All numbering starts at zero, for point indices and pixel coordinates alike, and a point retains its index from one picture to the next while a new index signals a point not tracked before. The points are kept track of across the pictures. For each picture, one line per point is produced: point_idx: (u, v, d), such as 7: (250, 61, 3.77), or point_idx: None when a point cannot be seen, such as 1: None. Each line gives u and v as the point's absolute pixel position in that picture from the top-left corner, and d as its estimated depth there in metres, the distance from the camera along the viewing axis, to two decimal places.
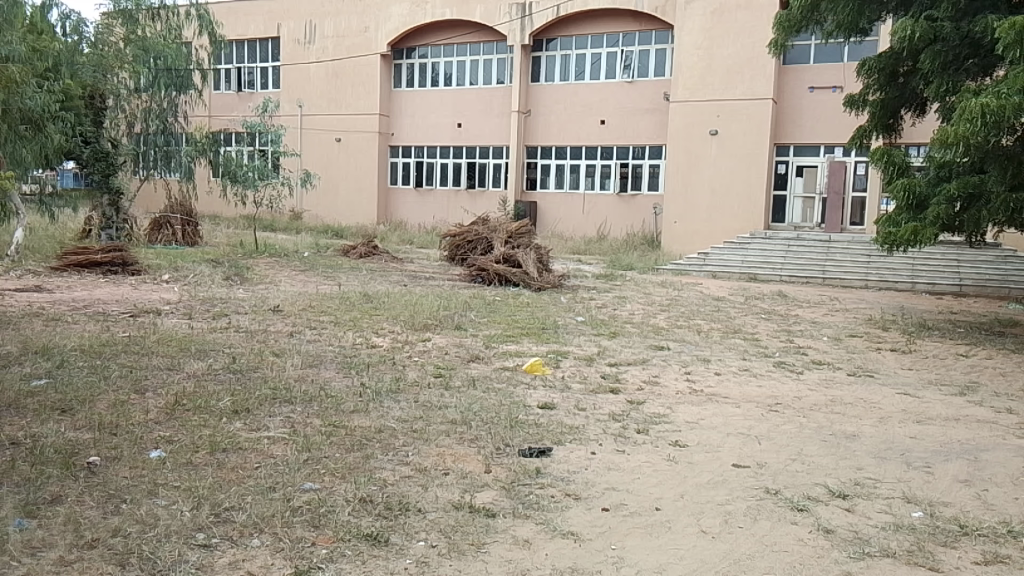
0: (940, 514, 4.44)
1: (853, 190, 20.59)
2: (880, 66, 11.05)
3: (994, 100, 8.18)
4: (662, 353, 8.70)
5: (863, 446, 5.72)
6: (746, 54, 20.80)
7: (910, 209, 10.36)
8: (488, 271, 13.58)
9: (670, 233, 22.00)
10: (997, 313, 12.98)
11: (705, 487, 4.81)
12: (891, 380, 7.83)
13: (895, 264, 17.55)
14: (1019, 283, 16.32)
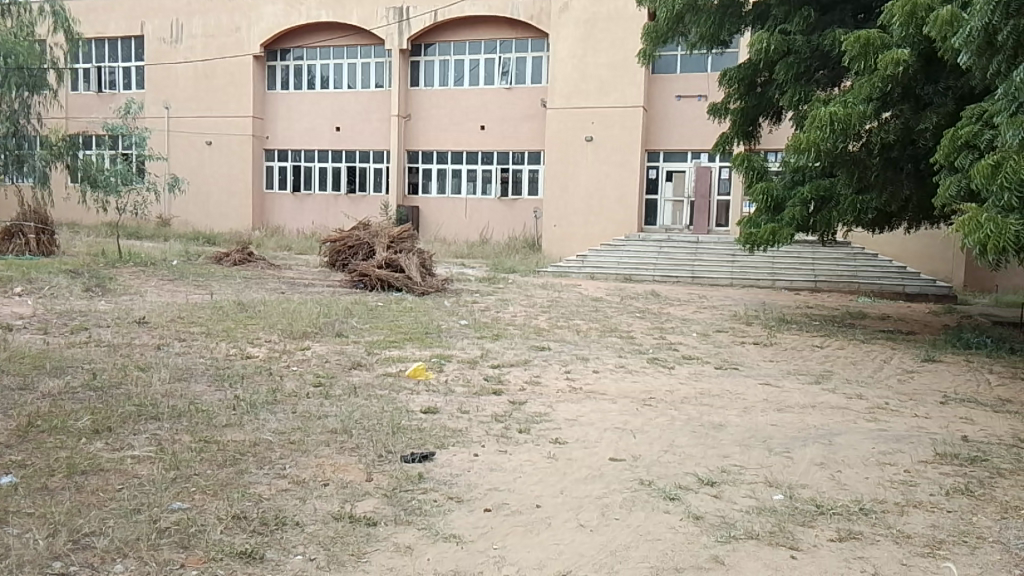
0: (797, 496, 4.75)
1: (718, 194, 21.77)
2: (739, 76, 11.74)
3: (841, 109, 8.85)
4: (543, 353, 8.86)
5: (729, 435, 6.04)
6: (618, 62, 21.52)
7: (768, 211, 11.04)
8: (369, 277, 13.39)
9: (550, 236, 22.43)
10: (848, 307, 14.02)
11: (583, 482, 4.94)
12: (754, 372, 8.31)
13: (757, 263, 18.62)
14: (867, 278, 17.64)
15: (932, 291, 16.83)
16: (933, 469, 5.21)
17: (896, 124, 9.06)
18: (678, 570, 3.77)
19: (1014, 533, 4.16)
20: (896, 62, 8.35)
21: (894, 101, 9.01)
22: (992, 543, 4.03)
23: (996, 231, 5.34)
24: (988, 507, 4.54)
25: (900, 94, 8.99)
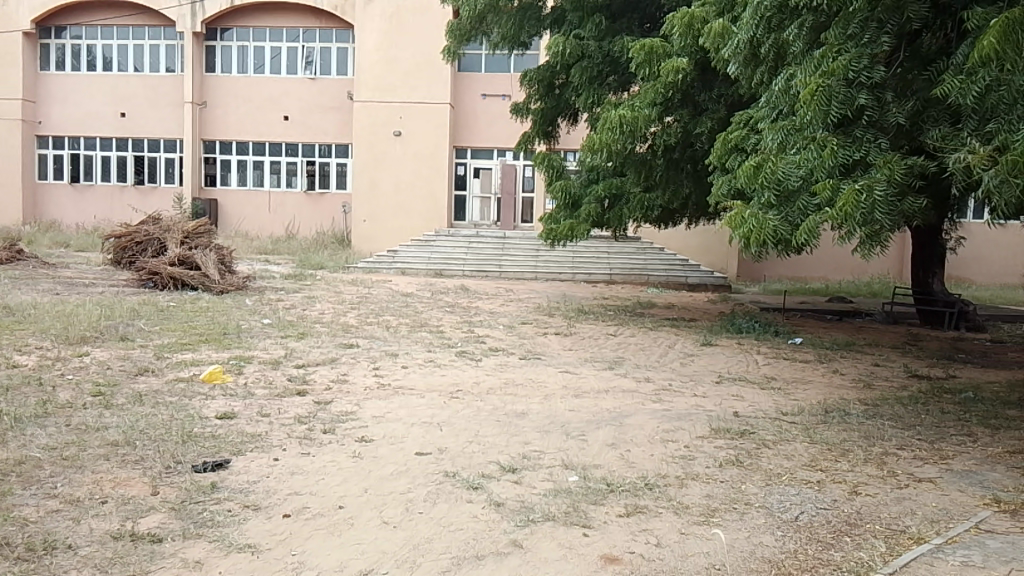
0: (590, 476, 5.03)
1: (523, 190, 22.53)
2: (539, 77, 12.22)
3: (629, 112, 9.45)
4: (351, 350, 8.70)
5: (530, 422, 6.27)
6: (424, 58, 21.54)
7: (567, 208, 11.69)
8: (160, 275, 12.48)
9: (358, 231, 22.05)
10: (641, 297, 15.04)
11: (387, 479, 4.91)
12: (554, 360, 8.69)
13: (560, 257, 19.46)
14: (655, 271, 18.99)
15: (712, 282, 18.43)
16: (709, 444, 5.72)
17: (678, 126, 9.80)
18: (479, 557, 3.86)
19: (775, 497, 4.65)
20: (676, 70, 9.04)
21: (674, 107, 9.79)
22: (758, 508, 4.48)
23: (755, 226, 5.62)
24: (754, 475, 5.05)
25: (679, 101, 9.76)
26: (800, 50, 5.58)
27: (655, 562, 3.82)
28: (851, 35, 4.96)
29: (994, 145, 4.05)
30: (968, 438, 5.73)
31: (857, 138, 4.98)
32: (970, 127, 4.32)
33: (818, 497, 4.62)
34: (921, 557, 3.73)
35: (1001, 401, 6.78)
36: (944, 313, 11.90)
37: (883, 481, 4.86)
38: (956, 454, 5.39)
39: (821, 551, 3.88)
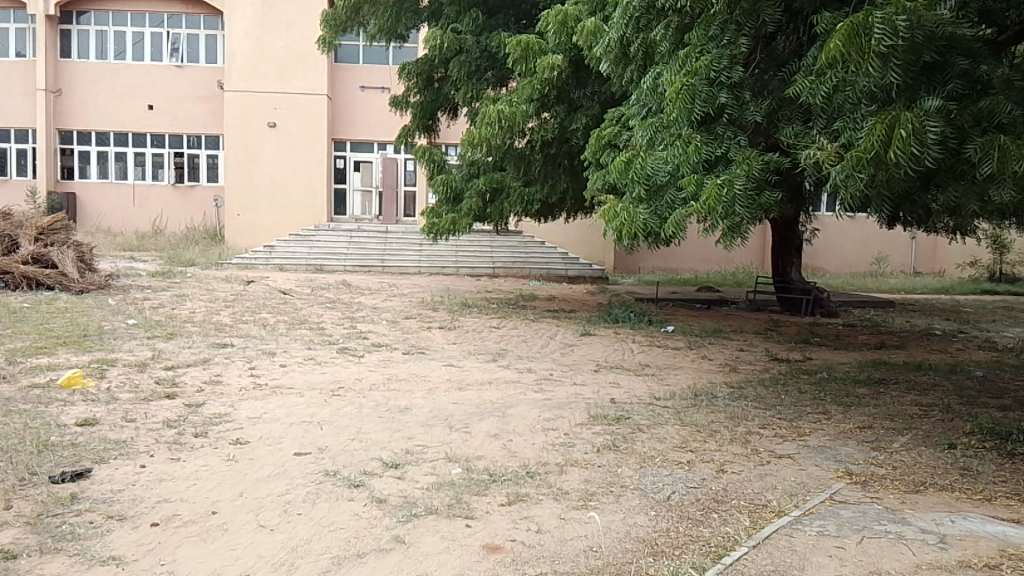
0: (474, 468, 5.08)
1: (405, 184, 22.39)
2: (418, 71, 12.17)
3: (506, 108, 9.58)
4: (225, 350, 8.38)
5: (414, 417, 6.25)
6: (298, 48, 20.94)
7: (449, 202, 11.77)
8: (11, 274, 11.56)
9: (232, 226, 21.19)
10: (522, 290, 15.25)
11: (264, 481, 4.77)
12: (437, 354, 8.69)
13: (442, 252, 19.48)
14: (537, 264, 19.30)
15: (590, 274, 18.92)
16: (587, 430, 5.89)
17: (555, 123, 10.12)
18: (360, 555, 3.82)
19: (649, 478, 4.84)
20: (551, 67, 9.18)
21: (551, 103, 9.99)
22: (633, 490, 4.66)
23: (627, 220, 5.83)
24: (630, 458, 5.24)
25: (556, 97, 9.97)
26: (667, 49, 5.82)
27: (535, 547, 3.90)
28: (712, 37, 5.22)
29: (839, 142, 4.32)
30: (823, 416, 6.17)
31: (719, 135, 5.24)
32: (819, 125, 4.60)
33: (689, 477, 4.85)
34: (782, 529, 3.98)
35: (851, 380, 7.35)
36: (802, 300, 12.77)
37: (747, 459, 5.16)
38: (812, 430, 5.79)
39: (691, 529, 4.07)
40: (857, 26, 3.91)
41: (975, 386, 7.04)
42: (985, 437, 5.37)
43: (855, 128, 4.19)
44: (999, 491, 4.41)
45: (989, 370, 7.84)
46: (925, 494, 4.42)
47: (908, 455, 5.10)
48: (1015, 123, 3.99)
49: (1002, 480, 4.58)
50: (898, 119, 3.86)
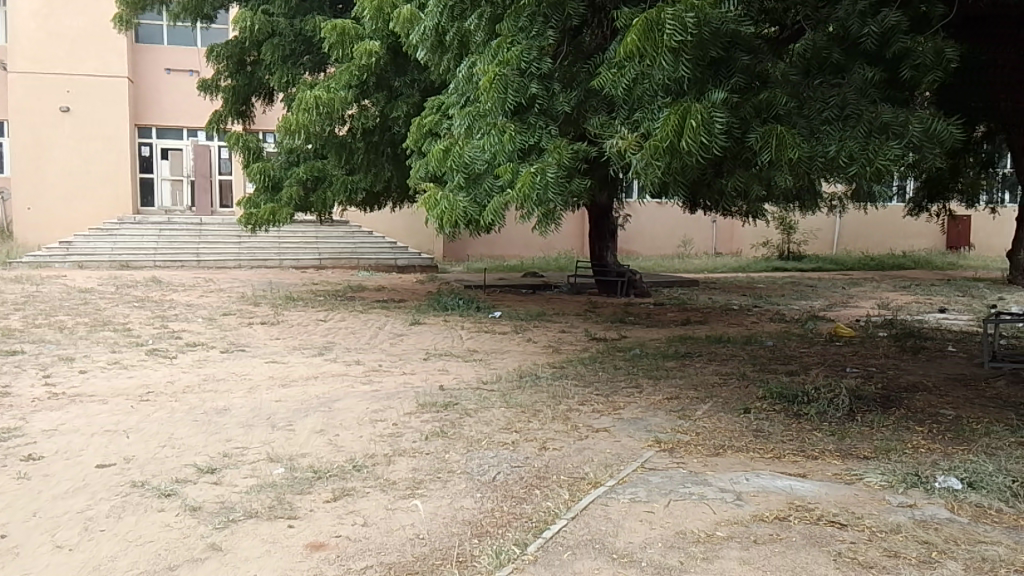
0: (297, 466, 4.93)
1: (220, 173, 21.31)
2: (228, 53, 11.57)
3: (324, 94, 9.35)
4: (14, 358, 7.58)
5: (233, 418, 5.96)
6: (93, 25, 19.20)
7: (267, 190, 11.28)
8: None
9: (22, 221, 19.18)
10: (349, 281, 14.94)
11: (61, 499, 4.37)
12: (259, 351, 8.34)
13: (263, 244, 18.70)
14: (364, 254, 18.99)
15: (419, 263, 18.88)
16: (415, 419, 5.89)
17: (376, 110, 10.01)
18: (172, 568, 3.60)
19: (475, 461, 4.93)
20: (369, 53, 9.15)
21: (370, 90, 9.91)
22: (459, 474, 4.73)
23: (447, 208, 5.78)
24: (457, 443, 5.31)
25: (376, 84, 9.92)
26: (481, 39, 5.90)
27: (360, 541, 3.85)
28: (521, 28, 5.37)
29: (639, 132, 4.54)
30: (636, 389, 6.56)
31: (532, 125, 5.38)
32: (623, 115, 4.84)
33: (513, 456, 4.99)
34: (598, 499, 4.18)
35: (661, 355, 7.86)
36: (617, 282, 13.47)
37: (567, 435, 5.38)
38: (626, 403, 6.15)
39: (514, 507, 4.18)
40: (650, 23, 4.15)
41: (766, 354, 7.77)
42: (774, 399, 5.94)
43: (653, 118, 4.43)
44: (785, 448, 4.88)
45: (778, 339, 8.67)
46: (724, 456, 4.81)
47: (709, 421, 5.54)
48: (788, 114, 4.38)
49: (788, 438, 5.07)
50: (688, 111, 4.14)
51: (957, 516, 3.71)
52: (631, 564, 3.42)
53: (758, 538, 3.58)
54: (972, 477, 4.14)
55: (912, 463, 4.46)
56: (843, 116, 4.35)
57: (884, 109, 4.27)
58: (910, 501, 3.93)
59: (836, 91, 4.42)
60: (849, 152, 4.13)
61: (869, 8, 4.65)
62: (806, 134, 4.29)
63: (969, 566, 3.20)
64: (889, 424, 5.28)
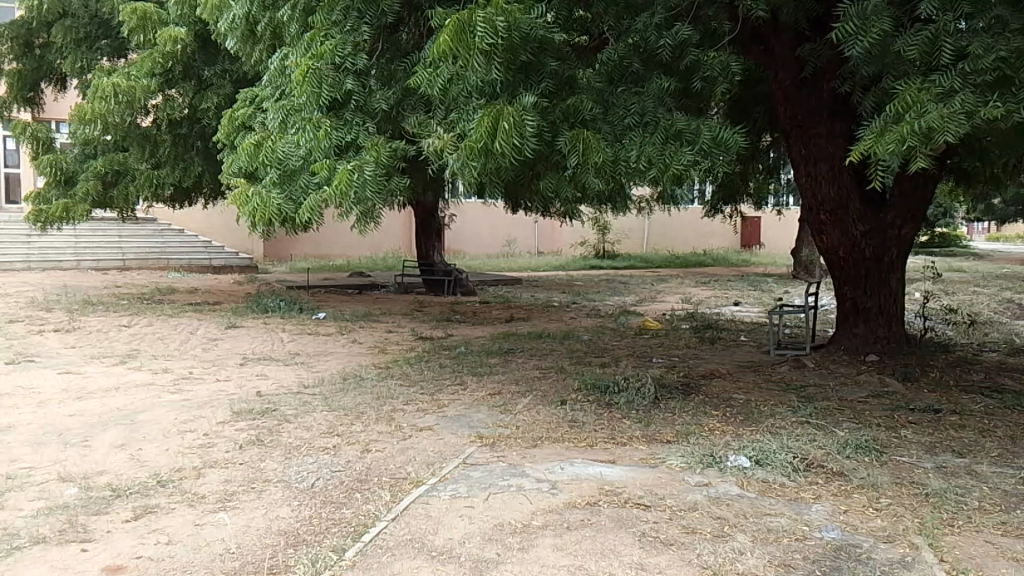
0: (93, 485, 4.53)
1: (5, 165, 19.41)
2: (13, 34, 10.59)
3: (124, 82, 8.68)
4: None
5: (18, 436, 5.39)
6: None
7: (60, 185, 10.40)
8: None
9: None
10: (159, 283, 13.94)
11: None
12: (51, 361, 7.59)
13: (57, 244, 17.06)
14: (174, 255, 17.78)
15: (237, 263, 17.97)
16: (230, 427, 5.61)
17: (183, 101, 9.46)
18: None
19: (293, 468, 4.76)
20: (173, 39, 8.73)
21: (176, 79, 9.42)
22: (275, 482, 4.54)
23: (260, 205, 5.34)
24: (274, 451, 5.10)
25: (182, 73, 9.45)
26: (295, 31, 5.74)
27: (164, 561, 3.59)
28: (335, 22, 5.39)
29: (455, 132, 4.55)
30: (460, 386, 6.64)
31: (348, 121, 5.25)
32: (439, 115, 4.87)
33: (333, 461, 4.87)
34: (419, 498, 4.16)
35: (484, 352, 7.99)
36: (444, 281, 13.54)
37: (390, 435, 5.34)
38: (450, 401, 6.20)
39: (333, 513, 4.06)
40: (463, 24, 4.20)
41: (582, 348, 8.12)
42: (589, 391, 6.23)
43: (467, 119, 4.46)
44: (598, 437, 5.13)
45: (594, 333, 9.09)
46: (542, 447, 4.98)
47: (529, 414, 5.71)
48: (594, 120, 4.59)
49: (600, 427, 5.33)
50: (501, 113, 4.19)
51: (747, 492, 4.06)
52: (450, 560, 3.43)
53: (570, 524, 3.72)
54: (760, 455, 4.55)
55: (709, 445, 4.82)
56: (643, 123, 4.61)
57: (678, 117, 4.57)
58: (707, 481, 4.25)
59: (636, 99, 4.71)
60: (648, 157, 4.34)
61: (666, 22, 4.99)
62: (611, 139, 4.50)
63: (756, 537, 3.50)
64: (689, 409, 5.70)
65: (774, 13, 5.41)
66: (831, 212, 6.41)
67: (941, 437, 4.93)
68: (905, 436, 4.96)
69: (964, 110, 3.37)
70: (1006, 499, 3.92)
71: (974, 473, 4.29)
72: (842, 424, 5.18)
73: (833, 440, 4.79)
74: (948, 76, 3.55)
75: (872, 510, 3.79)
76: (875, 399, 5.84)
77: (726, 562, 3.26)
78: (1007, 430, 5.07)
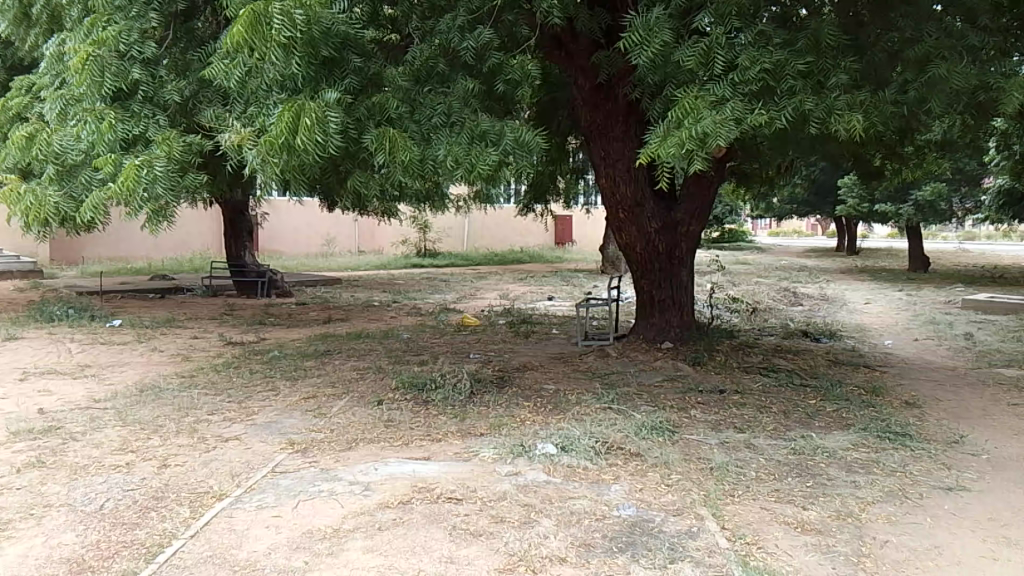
0: None
1: None
2: None
3: None
4: None
5: None
6: None
7: None
8: None
9: None
10: None
11: None
12: None
13: None
14: None
15: (18, 267, 16.17)
16: (5, 450, 5.04)
17: None
18: None
19: (79, 490, 4.36)
20: None
21: None
22: (58, 507, 4.14)
23: (34, 203, 4.81)
24: (57, 473, 4.65)
25: None
26: (76, 16, 5.34)
27: None
28: (119, 8, 5.11)
29: (254, 127, 4.34)
30: (271, 392, 6.39)
31: (136, 113, 4.89)
32: (237, 109, 4.66)
33: (127, 480, 4.52)
34: (221, 512, 3.96)
35: (299, 355, 7.74)
36: (257, 282, 12.95)
37: (192, 449, 5.03)
38: (260, 408, 5.95)
39: (124, 535, 3.75)
40: (257, 14, 3.99)
41: (401, 347, 8.10)
42: (406, 390, 6.22)
43: (267, 113, 4.28)
44: (413, 434, 5.14)
45: (413, 332, 9.08)
46: (355, 449, 4.91)
47: (343, 416, 5.61)
48: (400, 118, 4.58)
49: (416, 425, 5.35)
50: (303, 108, 4.04)
51: (553, 478, 4.24)
52: (254, 573, 3.29)
53: (382, 524, 3.70)
54: (564, 441, 4.77)
55: (519, 436, 4.98)
56: (449, 123, 4.65)
57: (483, 118, 4.63)
58: (517, 470, 4.39)
59: (443, 99, 4.75)
60: (455, 157, 4.33)
61: (468, 24, 5.08)
62: (418, 138, 4.50)
63: (559, 520, 3.67)
64: (503, 401, 5.85)
65: (571, 21, 5.67)
66: (629, 211, 6.83)
67: (725, 415, 5.41)
68: (695, 415, 5.39)
69: (734, 117, 3.70)
70: (778, 468, 4.37)
71: (752, 446, 4.74)
72: (640, 407, 5.54)
73: (631, 423, 5.11)
74: (721, 85, 3.87)
75: (664, 487, 4.09)
76: (669, 382, 6.29)
77: (530, 547, 3.38)
78: (780, 405, 5.66)
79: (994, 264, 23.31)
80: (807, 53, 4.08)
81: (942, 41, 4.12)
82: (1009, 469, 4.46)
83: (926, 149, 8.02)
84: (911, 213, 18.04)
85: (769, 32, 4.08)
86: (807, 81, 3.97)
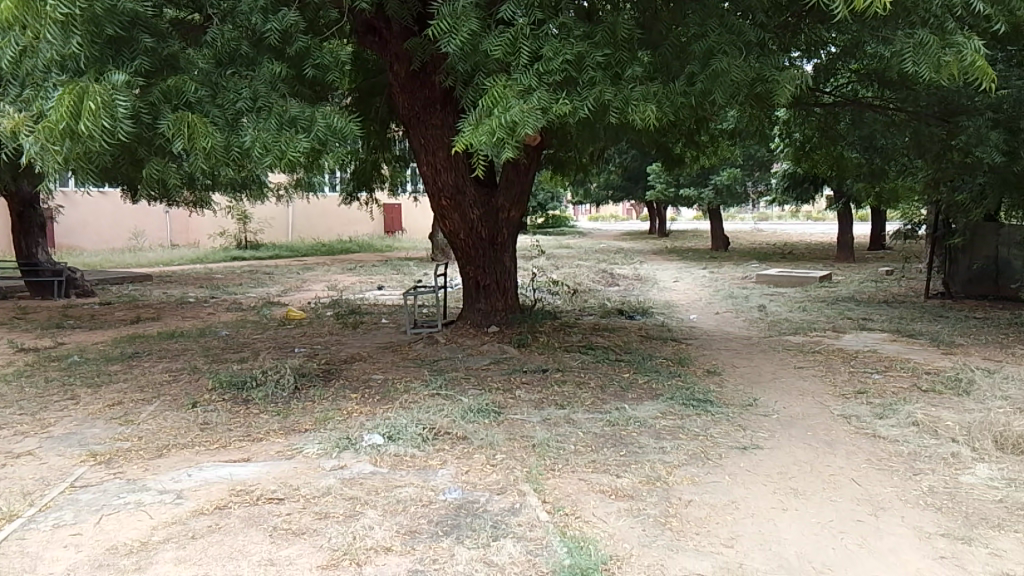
0: None
1: None
2: None
3: None
4: None
5: None
6: None
7: None
8: None
9: None
10: None
11: None
12: None
13: None
14: None
15: None
16: None
17: None
18: None
19: None
20: None
21: None
22: None
23: None
24: None
25: None
26: None
27: None
28: None
29: (31, 111, 3.94)
30: (71, 401, 5.88)
31: None
32: (11, 92, 4.22)
33: None
34: (11, 535, 3.59)
35: (102, 359, 7.16)
36: (53, 282, 11.82)
37: None
38: (57, 419, 5.45)
39: None
40: None
41: (219, 345, 7.70)
42: (224, 389, 5.93)
43: (45, 97, 3.90)
44: (232, 436, 4.93)
45: (232, 328, 8.66)
46: (167, 456, 4.63)
47: (153, 422, 5.27)
48: (200, 103, 4.32)
49: (234, 426, 5.13)
50: (86, 91, 3.69)
51: (379, 468, 4.22)
52: None
53: (196, 532, 3.52)
54: (391, 430, 4.76)
55: (344, 429, 4.91)
56: (256, 108, 4.43)
57: (292, 103, 4.46)
58: (342, 463, 4.33)
59: (247, 84, 4.53)
60: (262, 143, 4.12)
61: (270, 6, 4.87)
62: (222, 124, 4.27)
63: (385, 510, 3.66)
64: (327, 395, 5.73)
65: (381, 6, 5.60)
66: (451, 198, 6.89)
67: (546, 393, 5.62)
68: (518, 395, 5.56)
69: (541, 106, 3.83)
70: (595, 440, 4.60)
71: (571, 421, 4.96)
72: (466, 391, 5.63)
73: (457, 408, 5.18)
74: (527, 74, 3.97)
75: (489, 467, 4.19)
76: (494, 365, 6.43)
77: (354, 540, 3.36)
78: (597, 380, 5.97)
79: (783, 242, 25.81)
80: (605, 45, 4.28)
81: (724, 37, 4.46)
82: (793, 426, 4.98)
83: (720, 137, 8.68)
84: (711, 197, 19.52)
85: (569, 24, 4.23)
86: (605, 72, 4.16)
